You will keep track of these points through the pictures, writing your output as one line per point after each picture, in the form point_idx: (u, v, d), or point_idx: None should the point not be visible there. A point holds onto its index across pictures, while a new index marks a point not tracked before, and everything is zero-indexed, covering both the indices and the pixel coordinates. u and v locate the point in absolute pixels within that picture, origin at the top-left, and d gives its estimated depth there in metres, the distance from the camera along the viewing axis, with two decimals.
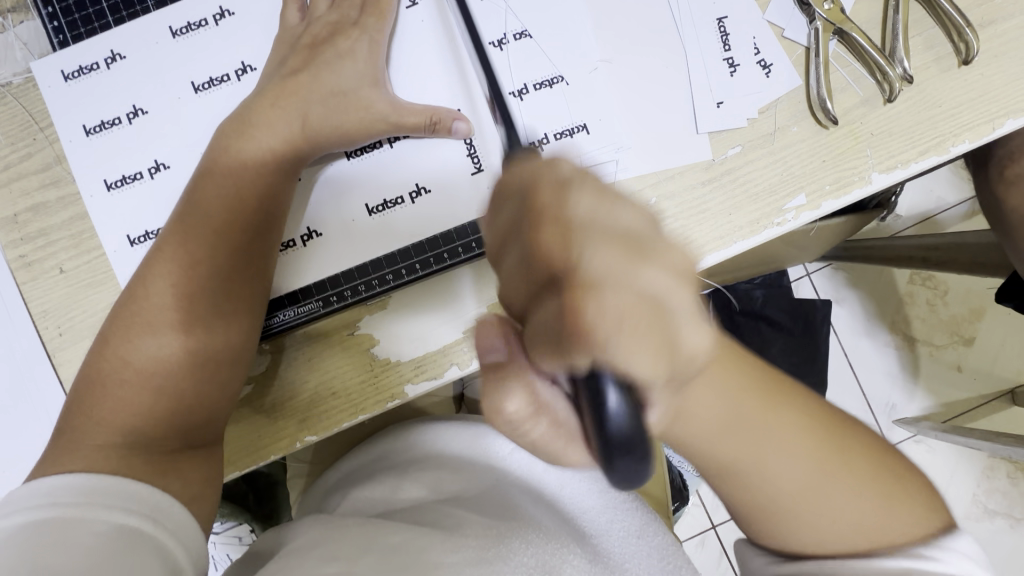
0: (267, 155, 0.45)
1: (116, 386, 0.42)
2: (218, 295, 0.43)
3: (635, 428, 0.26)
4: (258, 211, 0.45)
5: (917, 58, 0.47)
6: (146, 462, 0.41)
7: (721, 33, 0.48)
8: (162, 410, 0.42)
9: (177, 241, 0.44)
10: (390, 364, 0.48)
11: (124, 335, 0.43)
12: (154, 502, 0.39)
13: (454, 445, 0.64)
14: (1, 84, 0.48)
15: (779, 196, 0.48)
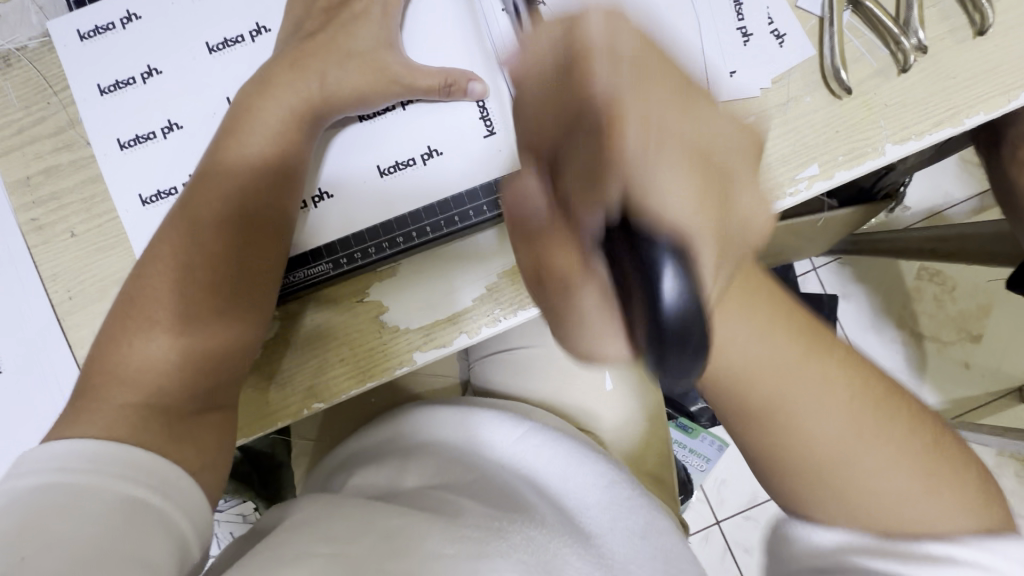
0: (284, 119, 0.45)
1: (133, 346, 0.41)
2: (240, 258, 0.43)
3: (690, 316, 0.25)
4: (278, 176, 0.45)
5: (931, 29, 0.47)
6: (164, 426, 0.40)
7: (733, 2, 0.47)
8: (181, 376, 0.41)
9: (196, 205, 0.44)
10: (398, 330, 0.48)
11: (141, 296, 0.42)
12: (160, 474, 0.37)
13: (460, 431, 0.63)
14: (18, 48, 0.48)
15: (790, 167, 0.47)
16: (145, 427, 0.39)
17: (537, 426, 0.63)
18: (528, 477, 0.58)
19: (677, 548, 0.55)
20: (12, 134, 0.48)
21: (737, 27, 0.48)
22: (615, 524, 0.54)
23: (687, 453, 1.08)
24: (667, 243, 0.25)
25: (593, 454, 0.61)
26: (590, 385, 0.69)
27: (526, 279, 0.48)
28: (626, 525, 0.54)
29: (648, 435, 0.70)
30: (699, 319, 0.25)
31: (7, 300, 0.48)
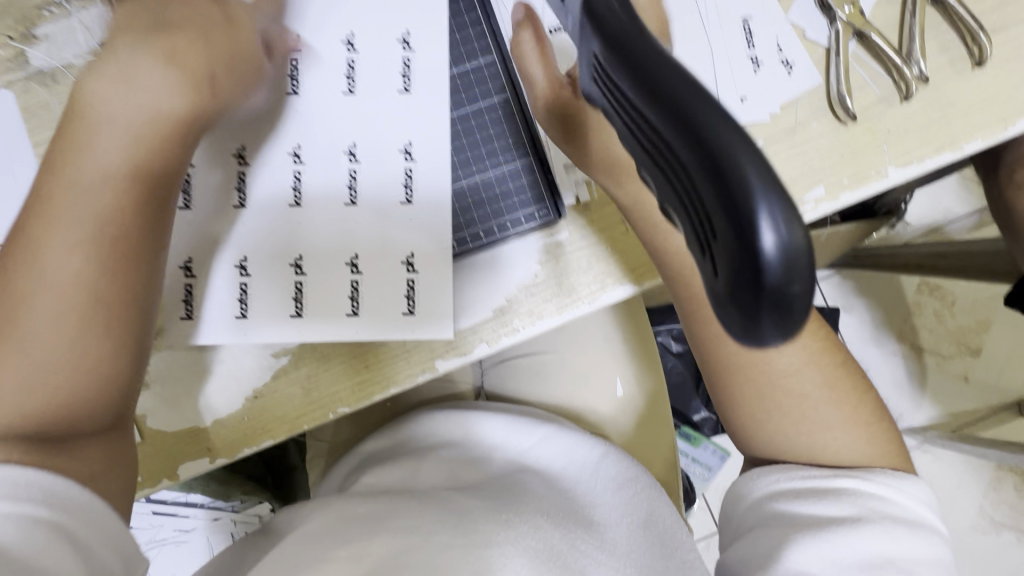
0: (162, 128, 0.41)
1: (5, 365, 0.36)
2: (128, 249, 0.39)
3: (795, 258, 0.16)
4: (158, 181, 0.41)
5: (932, 60, 0.50)
6: (33, 454, 0.36)
7: (745, 33, 0.50)
8: (42, 405, 0.37)
9: (66, 194, 0.39)
10: (422, 339, 0.50)
11: (9, 307, 0.37)
12: (46, 487, 0.35)
13: (475, 434, 0.65)
14: (65, 65, 0.51)
15: (798, 188, 0.50)
16: (21, 456, 0.35)
17: (557, 424, 0.65)
18: (536, 480, 0.59)
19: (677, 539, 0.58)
20: (57, 146, 0.51)
21: (748, 55, 0.50)
22: (619, 519, 0.57)
23: (691, 462, 1.10)
24: (759, 176, 0.16)
25: (604, 447, 0.64)
26: (601, 392, 0.72)
27: (544, 292, 0.50)
28: (629, 519, 0.57)
29: (656, 443, 0.72)
30: (805, 255, 0.17)
31: None
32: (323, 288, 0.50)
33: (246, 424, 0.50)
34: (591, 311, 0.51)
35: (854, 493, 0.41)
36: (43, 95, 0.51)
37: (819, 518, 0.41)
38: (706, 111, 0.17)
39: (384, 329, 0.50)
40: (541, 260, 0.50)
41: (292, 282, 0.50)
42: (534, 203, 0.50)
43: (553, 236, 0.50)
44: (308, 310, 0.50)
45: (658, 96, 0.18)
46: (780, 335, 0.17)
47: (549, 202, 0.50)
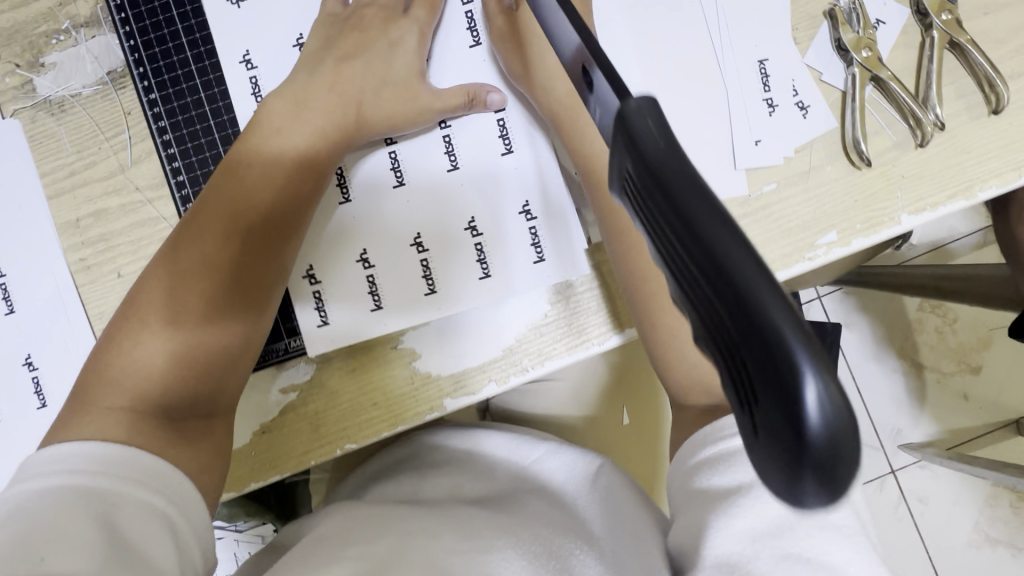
0: (307, 139, 0.50)
1: (139, 353, 0.44)
2: (245, 266, 0.47)
3: (840, 434, 0.16)
4: (295, 190, 0.48)
5: (948, 105, 0.49)
6: (159, 424, 0.43)
7: (761, 75, 0.50)
8: (174, 374, 0.44)
9: (206, 215, 0.47)
10: (430, 377, 0.50)
11: (148, 307, 0.45)
12: (162, 479, 0.40)
13: (487, 449, 0.69)
14: (72, 95, 0.50)
15: (811, 233, 0.49)
16: (140, 428, 0.42)
17: (559, 446, 0.68)
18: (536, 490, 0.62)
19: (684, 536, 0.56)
20: (64, 178, 0.50)
21: (763, 97, 0.50)
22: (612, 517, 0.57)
23: None
24: (802, 347, 0.15)
25: (596, 462, 0.64)
26: None
27: (554, 332, 0.50)
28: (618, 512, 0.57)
29: None
30: (852, 428, 0.16)
31: (55, 336, 0.50)
32: (342, 289, 0.51)
33: (252, 460, 0.50)
34: (600, 353, 0.51)
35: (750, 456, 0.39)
36: (50, 124, 0.50)
37: (728, 490, 0.39)
38: (764, 289, 0.16)
39: (412, 313, 0.51)
40: (550, 300, 0.50)
41: (311, 294, 0.51)
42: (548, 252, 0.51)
43: (563, 276, 0.51)
44: (332, 315, 0.51)
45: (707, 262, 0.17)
46: (822, 500, 0.17)
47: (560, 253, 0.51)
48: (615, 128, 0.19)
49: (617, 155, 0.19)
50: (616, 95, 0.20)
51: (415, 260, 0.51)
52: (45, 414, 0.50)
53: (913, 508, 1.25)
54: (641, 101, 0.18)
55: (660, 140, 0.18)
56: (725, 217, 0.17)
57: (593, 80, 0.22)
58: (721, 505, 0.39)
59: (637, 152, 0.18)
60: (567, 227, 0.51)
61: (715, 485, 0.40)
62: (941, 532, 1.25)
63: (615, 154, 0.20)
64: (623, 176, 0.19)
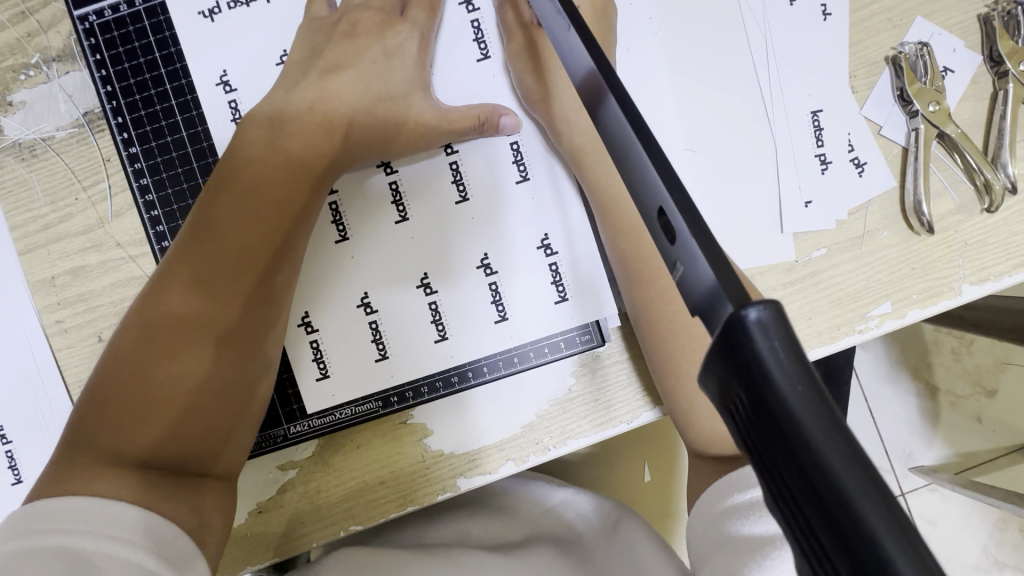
0: (291, 169, 0.40)
1: (114, 421, 0.37)
2: (234, 319, 0.39)
3: None
4: (285, 225, 0.40)
5: (1021, 164, 0.44)
6: (157, 492, 0.36)
7: (814, 127, 0.45)
8: (165, 445, 0.37)
9: (186, 260, 0.39)
10: (443, 455, 0.46)
11: (124, 366, 0.37)
12: (158, 537, 0.34)
13: (500, 491, 0.67)
14: (44, 138, 0.45)
15: (862, 303, 0.45)
16: (143, 489, 0.35)
17: (575, 490, 0.65)
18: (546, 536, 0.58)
19: None
20: (36, 231, 0.45)
21: (816, 152, 0.45)
22: None
23: None
24: None
25: (609, 506, 0.61)
26: None
27: (579, 409, 0.46)
28: None
29: None
30: None
31: (29, 404, 0.46)
32: (343, 338, 0.45)
33: (249, 544, 0.46)
34: (628, 430, 0.46)
35: None
36: (20, 171, 0.45)
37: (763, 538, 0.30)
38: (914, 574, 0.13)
39: (422, 363, 0.46)
40: (576, 374, 0.46)
41: (308, 343, 0.46)
42: (577, 325, 0.46)
43: (591, 350, 0.46)
44: (333, 366, 0.46)
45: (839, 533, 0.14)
46: None
47: (592, 327, 0.46)
48: (716, 340, 0.15)
49: (711, 372, 0.15)
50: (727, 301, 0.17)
51: (423, 307, 0.45)
52: (19, 491, 0.46)
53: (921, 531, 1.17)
54: (763, 316, 0.14)
55: (785, 372, 0.14)
56: (867, 474, 0.14)
57: (677, 230, 0.19)
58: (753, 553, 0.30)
59: (754, 386, 0.14)
60: (594, 268, 0.46)
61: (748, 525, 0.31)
62: (950, 551, 1.17)
63: (723, 376, 0.15)
64: (726, 398, 0.15)
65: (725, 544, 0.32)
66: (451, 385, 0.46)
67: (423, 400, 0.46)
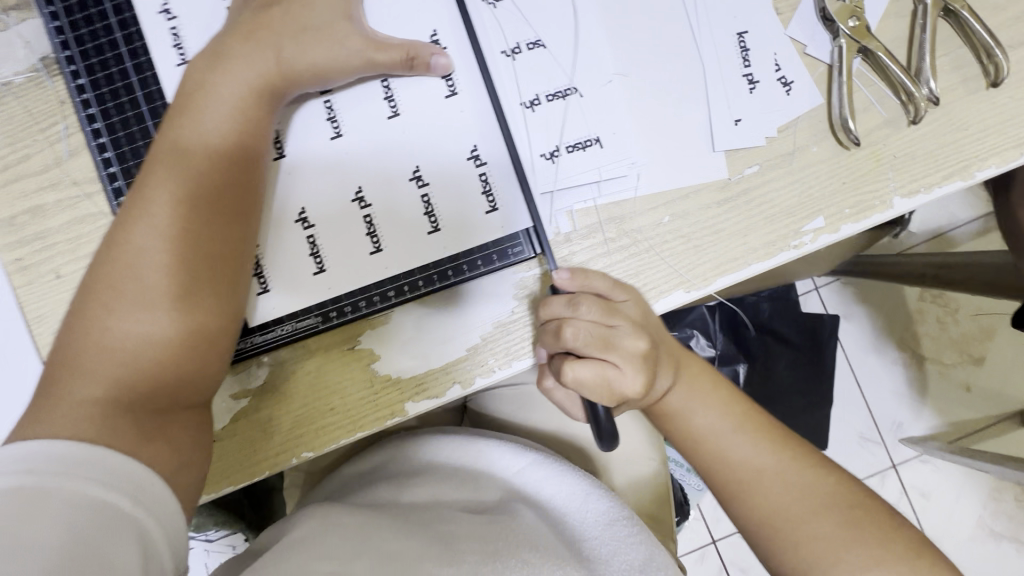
0: (243, 94, 0.42)
1: (92, 347, 0.38)
2: (201, 238, 0.40)
3: None
4: (244, 146, 0.42)
5: (944, 79, 0.46)
6: (130, 418, 0.37)
7: (740, 48, 0.46)
8: (141, 367, 0.38)
9: (150, 186, 0.40)
10: (390, 379, 0.47)
11: (99, 293, 0.39)
12: (128, 475, 0.35)
13: (455, 454, 0.63)
14: (3, 83, 0.47)
15: (796, 219, 0.46)
16: (119, 421, 0.36)
17: (542, 453, 0.63)
18: (527, 512, 0.57)
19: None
20: None
21: (743, 73, 0.46)
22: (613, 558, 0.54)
23: (685, 474, 1.02)
24: None
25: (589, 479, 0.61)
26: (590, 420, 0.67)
27: (523, 329, 0.47)
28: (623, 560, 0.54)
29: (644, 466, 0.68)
30: None
31: None
32: (280, 252, 0.46)
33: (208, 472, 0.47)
34: None
35: None
36: None
37: None
38: None
39: (360, 278, 0.47)
40: (517, 295, 0.47)
41: None
42: (507, 238, 0.47)
43: (532, 269, 0.47)
44: (274, 281, 0.47)
45: None
46: None
47: (522, 239, 0.47)
48: None
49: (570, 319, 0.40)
50: None
51: (359, 220, 0.47)
52: None
53: (915, 503, 1.14)
54: None
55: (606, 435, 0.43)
56: None
57: None
58: None
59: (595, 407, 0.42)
60: (522, 177, 0.46)
61: None
62: (946, 525, 1.14)
63: None
64: None
65: None
66: (389, 301, 0.47)
67: (360, 315, 0.47)
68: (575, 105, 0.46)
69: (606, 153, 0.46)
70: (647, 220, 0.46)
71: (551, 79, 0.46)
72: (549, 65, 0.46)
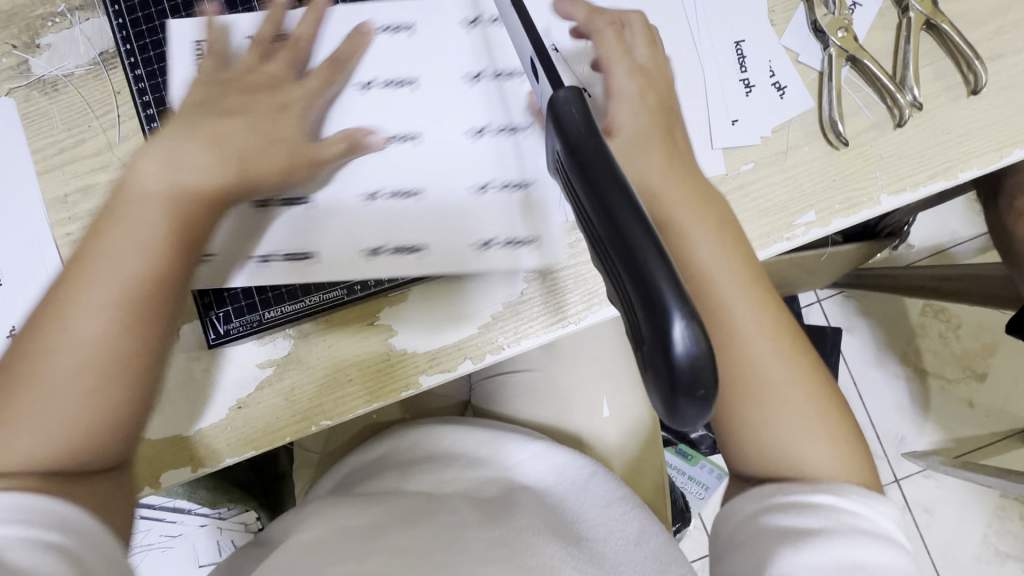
0: (217, 158, 0.45)
1: (42, 374, 0.37)
2: (156, 280, 0.40)
3: (700, 363, 0.21)
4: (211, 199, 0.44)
5: (927, 87, 0.49)
6: (75, 457, 0.36)
7: (737, 56, 0.50)
8: (81, 411, 0.37)
9: (106, 231, 0.41)
10: (406, 353, 0.50)
11: (40, 332, 0.38)
12: (58, 516, 0.34)
13: (461, 441, 0.63)
14: (65, 75, 0.52)
15: (788, 213, 0.49)
16: (70, 457, 0.36)
17: (547, 442, 0.63)
18: (532, 498, 0.57)
19: (669, 548, 0.54)
20: (54, 154, 0.52)
21: (740, 78, 0.50)
22: (609, 535, 0.54)
23: (686, 481, 1.04)
24: (672, 293, 0.21)
25: (591, 464, 0.62)
26: (589, 414, 0.68)
27: (531, 309, 0.50)
28: (619, 535, 0.55)
29: (645, 459, 0.69)
30: (710, 363, 0.21)
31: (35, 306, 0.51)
32: (322, 219, 0.50)
33: (230, 437, 0.49)
34: (577, 331, 0.51)
35: (826, 507, 0.38)
36: (42, 103, 0.52)
37: (794, 529, 0.37)
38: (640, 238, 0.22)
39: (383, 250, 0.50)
40: (526, 277, 0.50)
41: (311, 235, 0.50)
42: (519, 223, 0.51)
43: (540, 254, 0.51)
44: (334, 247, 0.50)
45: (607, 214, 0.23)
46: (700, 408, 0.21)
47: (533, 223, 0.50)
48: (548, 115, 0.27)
49: (546, 136, 0.28)
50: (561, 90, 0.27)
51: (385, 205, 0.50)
52: None
53: (918, 518, 1.14)
54: (568, 94, 0.27)
55: (578, 123, 0.26)
56: (619, 183, 0.23)
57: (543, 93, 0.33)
58: (790, 538, 0.36)
59: (564, 135, 0.26)
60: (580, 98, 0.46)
61: (788, 505, 0.38)
62: (950, 542, 1.14)
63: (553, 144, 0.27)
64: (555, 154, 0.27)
65: (759, 535, 0.38)
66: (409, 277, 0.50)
67: (382, 288, 0.50)
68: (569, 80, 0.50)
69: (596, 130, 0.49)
70: None
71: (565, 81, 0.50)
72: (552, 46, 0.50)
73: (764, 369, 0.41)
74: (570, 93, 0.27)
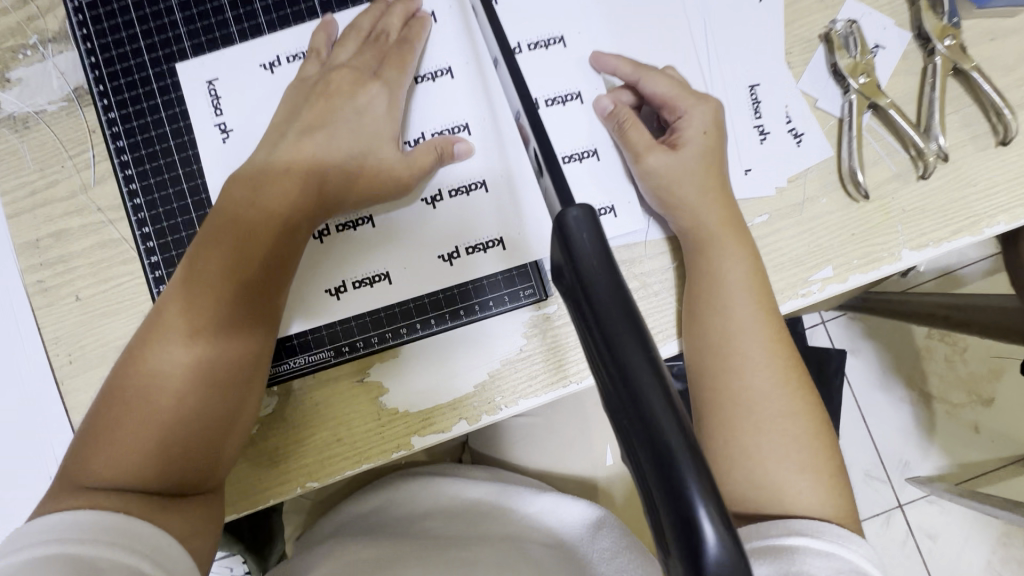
0: (304, 181, 0.44)
1: (122, 436, 0.38)
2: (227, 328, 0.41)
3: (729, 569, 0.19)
4: (279, 239, 0.43)
5: (953, 136, 0.46)
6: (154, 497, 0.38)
7: (752, 100, 0.47)
8: (170, 464, 0.39)
9: (170, 303, 0.41)
10: (397, 412, 0.47)
11: (119, 401, 0.39)
12: (142, 539, 0.35)
13: (466, 491, 0.60)
14: (37, 111, 0.49)
15: (804, 268, 0.46)
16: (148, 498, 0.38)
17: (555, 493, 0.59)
18: (538, 544, 0.53)
19: None
20: (24, 196, 0.48)
21: (754, 124, 0.47)
22: None
23: None
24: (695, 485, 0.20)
25: (599, 514, 0.56)
26: (589, 461, 0.65)
27: (531, 366, 0.47)
28: None
29: None
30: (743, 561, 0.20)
31: (3, 357, 0.48)
32: (320, 270, 0.48)
33: None
34: (578, 390, 0.48)
35: (804, 551, 0.35)
36: (12, 141, 0.49)
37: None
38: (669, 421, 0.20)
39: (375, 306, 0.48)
40: (526, 333, 0.48)
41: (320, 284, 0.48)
42: (518, 279, 0.48)
43: (541, 310, 0.48)
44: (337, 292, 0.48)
45: (626, 382, 0.21)
46: None
47: (534, 280, 0.48)
48: (558, 238, 0.24)
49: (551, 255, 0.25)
50: (575, 207, 0.24)
51: (382, 262, 0.48)
52: None
53: (921, 545, 1.11)
54: (579, 214, 0.23)
55: (592, 252, 0.23)
56: (642, 340, 0.21)
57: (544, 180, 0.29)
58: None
59: (576, 269, 0.23)
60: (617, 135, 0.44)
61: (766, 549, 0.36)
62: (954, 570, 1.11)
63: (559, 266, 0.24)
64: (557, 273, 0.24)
65: None
66: (400, 337, 0.48)
67: (371, 349, 0.48)
68: (575, 109, 0.47)
69: (604, 166, 0.47)
70: (655, 263, 0.46)
71: (569, 122, 0.47)
72: (559, 69, 0.47)
73: (794, 423, 0.40)
74: (582, 212, 0.24)
